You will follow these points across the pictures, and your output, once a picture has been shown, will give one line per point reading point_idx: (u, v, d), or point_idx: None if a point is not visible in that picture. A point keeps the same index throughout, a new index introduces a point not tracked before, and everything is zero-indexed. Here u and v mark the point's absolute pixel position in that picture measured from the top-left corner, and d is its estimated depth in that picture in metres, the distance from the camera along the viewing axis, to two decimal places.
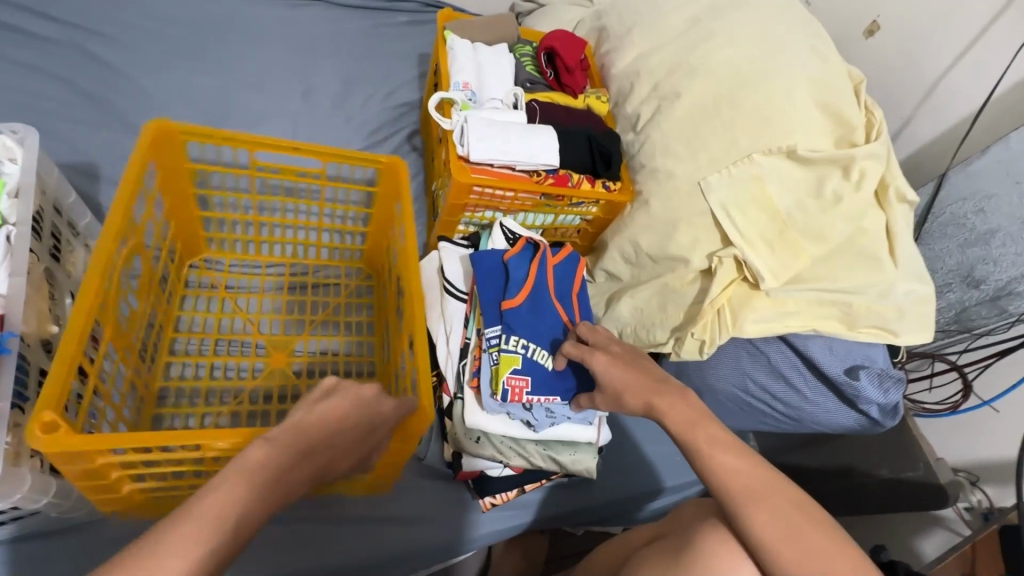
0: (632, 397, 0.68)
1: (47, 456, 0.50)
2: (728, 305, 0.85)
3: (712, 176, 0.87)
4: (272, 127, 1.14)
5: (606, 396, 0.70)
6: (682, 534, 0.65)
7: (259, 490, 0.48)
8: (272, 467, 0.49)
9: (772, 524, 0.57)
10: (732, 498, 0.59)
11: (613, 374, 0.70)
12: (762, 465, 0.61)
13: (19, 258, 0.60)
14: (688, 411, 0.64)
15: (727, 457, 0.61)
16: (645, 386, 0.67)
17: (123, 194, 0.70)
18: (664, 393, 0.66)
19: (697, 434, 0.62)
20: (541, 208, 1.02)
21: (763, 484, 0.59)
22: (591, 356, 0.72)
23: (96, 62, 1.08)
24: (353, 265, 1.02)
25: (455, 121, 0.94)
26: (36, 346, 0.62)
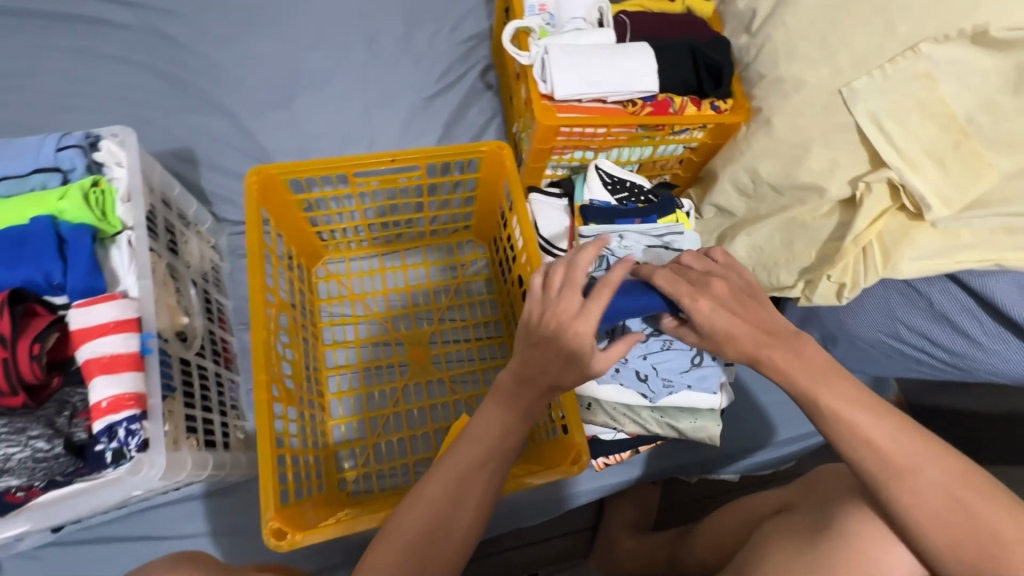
0: (736, 349, 0.55)
1: (266, 524, 0.58)
2: (878, 242, 0.72)
3: (859, 80, 0.70)
4: (343, 86, 1.10)
5: (701, 340, 0.57)
6: (819, 514, 0.60)
7: (515, 420, 0.58)
8: (516, 405, 0.58)
9: (920, 504, 0.49)
10: (870, 474, 0.51)
11: (716, 329, 0.55)
12: (905, 429, 0.51)
13: (142, 261, 0.63)
14: (809, 367, 0.53)
15: (864, 423, 0.51)
16: (754, 338, 0.54)
17: (257, 248, 0.70)
18: (778, 344, 0.53)
19: (823, 399, 0.52)
20: (637, 141, 0.90)
21: (913, 455, 0.50)
22: (691, 302, 0.55)
23: (171, 43, 1.08)
24: (464, 240, 0.99)
25: (533, 53, 0.83)
26: (172, 338, 0.66)
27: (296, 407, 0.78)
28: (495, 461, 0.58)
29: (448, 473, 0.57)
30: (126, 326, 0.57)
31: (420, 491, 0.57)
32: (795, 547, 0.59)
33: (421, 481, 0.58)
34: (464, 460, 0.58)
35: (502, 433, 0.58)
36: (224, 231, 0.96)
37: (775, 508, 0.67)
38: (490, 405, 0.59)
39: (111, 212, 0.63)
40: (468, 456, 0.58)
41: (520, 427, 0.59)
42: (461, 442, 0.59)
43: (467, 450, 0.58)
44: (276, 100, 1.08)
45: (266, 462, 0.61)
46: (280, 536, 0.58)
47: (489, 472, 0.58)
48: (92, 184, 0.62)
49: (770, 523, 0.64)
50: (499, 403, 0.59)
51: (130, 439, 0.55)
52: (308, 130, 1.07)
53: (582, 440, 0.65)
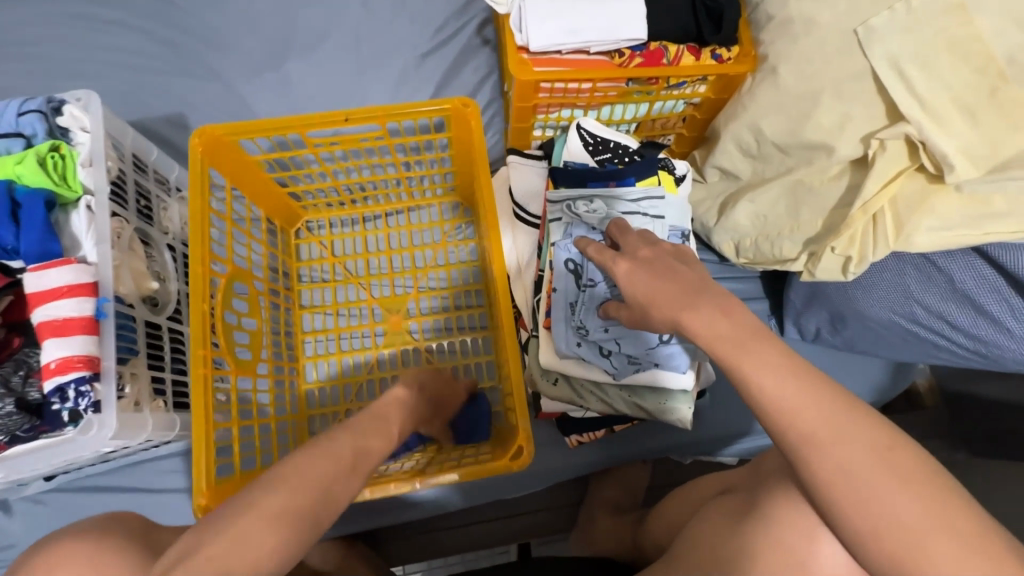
0: (659, 311, 0.52)
1: (196, 502, 0.60)
2: (890, 209, 0.62)
3: (877, 17, 0.60)
4: (334, 46, 1.07)
5: (631, 310, 0.56)
6: (753, 494, 0.58)
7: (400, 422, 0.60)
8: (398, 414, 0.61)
9: (840, 483, 0.41)
10: (788, 443, 0.43)
11: (637, 285, 0.54)
12: (833, 399, 0.43)
13: (102, 226, 0.64)
14: (732, 326, 0.47)
15: (788, 388, 0.44)
16: (676, 297, 0.51)
17: (199, 216, 0.69)
18: (698, 306, 0.49)
19: (744, 366, 0.46)
20: (629, 97, 0.82)
21: (836, 425, 0.42)
22: (612, 263, 0.58)
23: (165, 4, 1.07)
24: (448, 201, 0.96)
25: (511, 0, 0.75)
26: (139, 303, 0.68)
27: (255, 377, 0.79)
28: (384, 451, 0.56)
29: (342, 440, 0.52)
30: (80, 291, 0.59)
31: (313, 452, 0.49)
32: (722, 529, 0.58)
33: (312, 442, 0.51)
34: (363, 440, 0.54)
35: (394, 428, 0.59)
36: None
37: (719, 490, 0.65)
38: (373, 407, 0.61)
39: (73, 178, 0.64)
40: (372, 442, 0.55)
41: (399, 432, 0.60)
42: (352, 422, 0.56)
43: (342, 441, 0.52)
44: (267, 62, 1.06)
45: (200, 432, 0.63)
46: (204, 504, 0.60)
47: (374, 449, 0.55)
48: (50, 150, 0.63)
49: (713, 506, 0.63)
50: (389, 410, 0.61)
51: (81, 401, 0.57)
52: (297, 92, 1.05)
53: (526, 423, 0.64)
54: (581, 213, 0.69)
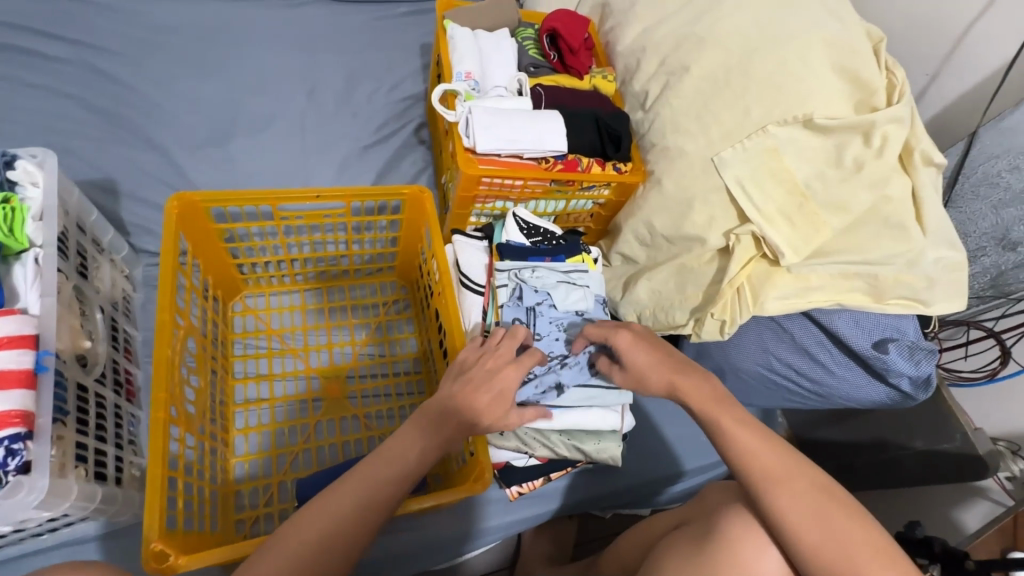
0: (657, 376, 0.67)
1: (147, 547, 0.55)
2: (748, 283, 0.84)
3: (726, 151, 0.85)
4: (279, 131, 1.15)
5: (628, 374, 0.70)
6: (708, 522, 0.66)
7: (434, 447, 0.61)
8: (437, 434, 0.61)
9: (795, 507, 0.58)
10: (755, 479, 0.60)
11: (638, 353, 0.69)
12: (784, 448, 0.62)
13: (49, 278, 0.62)
14: (711, 389, 0.66)
15: (749, 437, 0.62)
16: (667, 364, 0.67)
17: (169, 271, 0.70)
18: (690, 375, 0.66)
19: (722, 421, 0.64)
20: (551, 195, 1.00)
21: (785, 467, 0.60)
22: (614, 334, 0.72)
23: (105, 78, 1.09)
24: (387, 280, 1.03)
25: (459, 112, 0.93)
26: (72, 361, 0.64)
27: (194, 433, 0.75)
28: (401, 487, 0.59)
29: (352, 484, 0.58)
30: (21, 343, 0.56)
31: (320, 504, 0.56)
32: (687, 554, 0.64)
33: (330, 487, 0.58)
34: (371, 479, 0.58)
35: (418, 461, 0.60)
36: (140, 261, 0.94)
37: (673, 525, 0.71)
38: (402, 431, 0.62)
39: (20, 229, 0.62)
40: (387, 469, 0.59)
41: (437, 454, 0.61)
42: (372, 466, 0.59)
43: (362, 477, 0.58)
44: (209, 139, 1.10)
45: (155, 483, 0.59)
46: (161, 560, 0.55)
47: (377, 497, 0.58)
48: (2, 201, 0.62)
49: (669, 538, 0.68)
50: (415, 430, 0.61)
51: (10, 461, 0.53)
52: (239, 168, 1.10)
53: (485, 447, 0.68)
54: (527, 278, 0.85)
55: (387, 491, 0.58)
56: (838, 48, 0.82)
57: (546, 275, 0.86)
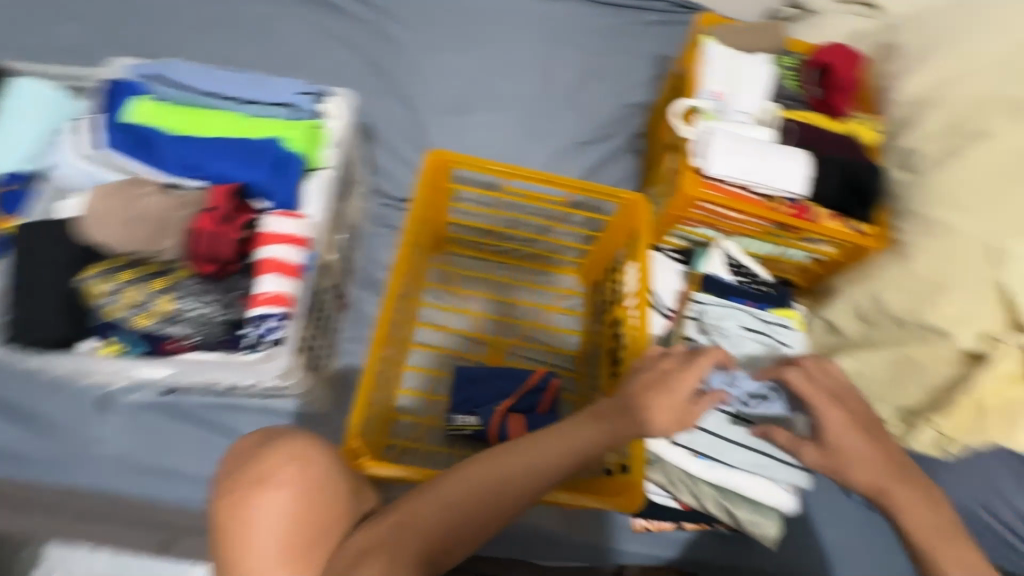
0: (863, 474, 0.59)
1: (346, 443, 0.63)
2: (994, 404, 0.73)
3: (1018, 246, 0.73)
4: (508, 112, 1.24)
5: (824, 457, 0.61)
6: None
7: (602, 442, 0.60)
8: (608, 429, 0.60)
9: None
10: None
11: (844, 439, 0.60)
12: None
13: (327, 196, 0.74)
14: (933, 514, 0.57)
15: None
16: (881, 467, 0.59)
17: (413, 214, 0.80)
18: (903, 484, 0.59)
19: (942, 551, 0.56)
20: (766, 237, 0.93)
21: None
22: (824, 409, 0.62)
23: (384, 39, 1.27)
24: (568, 274, 1.06)
25: (697, 131, 0.89)
26: (321, 267, 0.76)
27: (387, 358, 0.84)
28: (566, 469, 0.59)
29: (528, 447, 0.59)
30: (300, 243, 0.68)
31: (497, 453, 0.59)
32: None
33: (505, 447, 0.60)
34: (543, 451, 0.59)
35: (586, 450, 0.60)
36: (373, 199, 1.08)
37: None
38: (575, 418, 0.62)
39: (319, 151, 0.75)
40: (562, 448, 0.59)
41: (603, 450, 0.60)
42: (548, 436, 0.60)
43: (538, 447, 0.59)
44: (450, 107, 1.22)
45: (363, 389, 0.68)
46: (355, 457, 0.63)
47: (545, 469, 0.58)
48: (313, 127, 0.75)
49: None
50: (591, 420, 0.61)
51: (269, 332, 0.65)
52: (467, 138, 1.20)
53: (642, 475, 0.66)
54: (707, 318, 0.80)
55: (557, 462, 0.59)
56: None
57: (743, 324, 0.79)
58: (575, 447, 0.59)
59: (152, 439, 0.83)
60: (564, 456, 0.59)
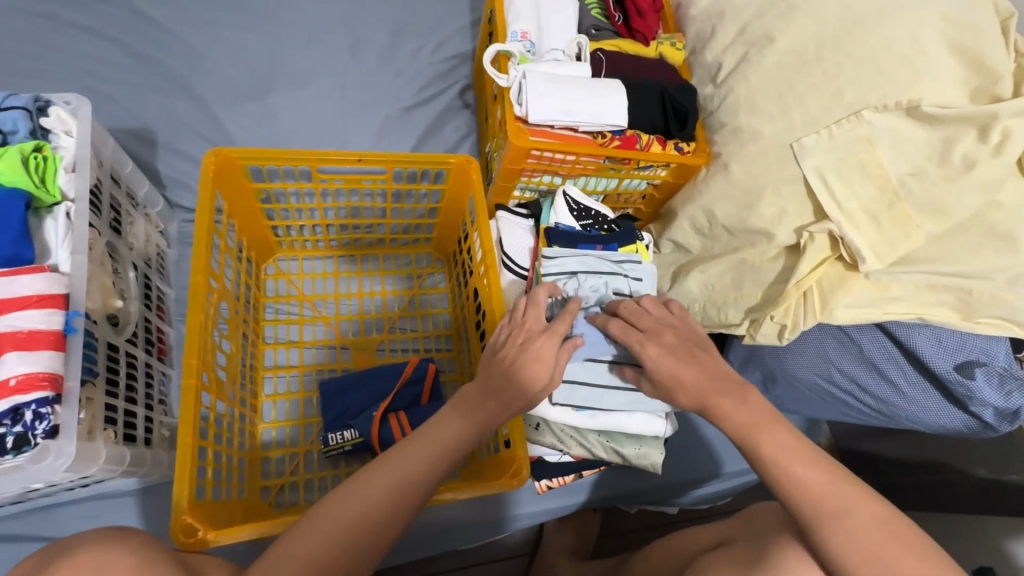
0: (687, 393, 0.61)
1: (177, 520, 0.54)
2: (817, 287, 0.76)
3: (809, 137, 0.76)
4: (319, 86, 1.09)
5: (656, 387, 0.64)
6: (755, 543, 0.61)
7: (472, 428, 0.57)
8: (475, 412, 0.57)
9: (854, 549, 0.51)
10: (803, 512, 0.53)
11: (662, 368, 0.62)
12: (843, 479, 0.54)
13: (80, 235, 0.59)
14: (751, 412, 0.58)
15: (802, 467, 0.55)
16: (699, 384, 0.61)
17: (204, 231, 0.67)
18: (720, 391, 0.60)
19: (761, 441, 0.57)
20: (603, 172, 0.93)
21: (843, 500, 0.53)
22: (640, 346, 0.64)
23: (143, 20, 1.04)
24: (422, 251, 0.99)
25: (512, 77, 0.85)
26: (103, 321, 0.62)
27: (225, 400, 0.73)
28: (441, 468, 0.55)
29: (389, 467, 0.54)
30: (50, 303, 0.54)
31: (357, 484, 0.53)
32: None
33: (366, 469, 0.55)
34: (411, 460, 0.54)
35: (457, 443, 0.56)
36: (175, 217, 0.92)
37: (712, 543, 0.66)
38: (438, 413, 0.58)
39: (52, 180, 0.59)
40: (427, 453, 0.55)
41: (476, 436, 0.57)
42: (411, 444, 0.56)
43: (402, 461, 0.54)
44: (247, 91, 1.05)
45: (184, 453, 0.57)
46: (189, 534, 0.55)
47: (418, 476, 0.54)
48: (34, 150, 0.59)
49: (706, 555, 0.64)
50: (455, 411, 0.57)
51: (38, 424, 0.51)
52: (277, 124, 1.05)
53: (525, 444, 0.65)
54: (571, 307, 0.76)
55: (427, 470, 0.55)
56: (959, 23, 0.71)
57: (598, 284, 0.78)
58: (444, 446, 0.56)
59: None
60: (433, 461, 0.55)
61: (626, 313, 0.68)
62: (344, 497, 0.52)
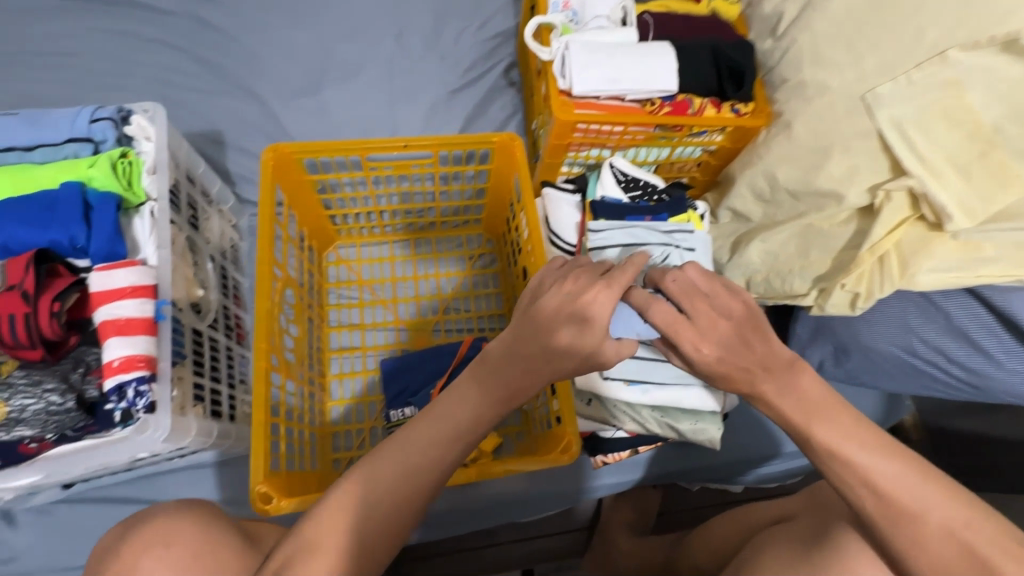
0: (732, 388, 0.54)
1: (254, 489, 0.59)
2: (895, 251, 0.70)
3: (884, 85, 0.69)
4: (369, 77, 1.13)
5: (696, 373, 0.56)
6: (819, 523, 0.58)
7: (494, 393, 0.56)
8: (497, 376, 0.56)
9: (922, 548, 0.48)
10: (869, 512, 0.50)
11: (715, 367, 0.53)
12: (917, 473, 0.49)
13: (163, 231, 0.65)
14: (807, 404, 0.52)
15: (866, 464, 0.50)
16: (749, 376, 0.53)
17: (267, 221, 0.71)
18: (774, 379, 0.53)
19: (822, 435, 0.52)
20: (654, 141, 0.89)
21: (914, 500, 0.48)
22: (688, 345, 0.53)
23: (207, 28, 1.12)
24: (473, 233, 1.01)
25: (555, 49, 0.83)
26: (187, 308, 0.69)
27: (295, 379, 0.79)
28: (466, 433, 0.56)
29: (414, 437, 0.55)
30: (143, 293, 0.60)
31: (386, 452, 0.54)
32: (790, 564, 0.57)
33: (393, 437, 0.56)
34: (435, 426, 0.55)
35: (479, 409, 0.56)
36: (245, 212, 0.98)
37: (773, 519, 0.65)
38: (474, 374, 0.57)
39: (137, 182, 0.65)
40: (450, 419, 0.56)
41: (498, 402, 0.57)
42: (433, 410, 0.56)
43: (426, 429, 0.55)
44: (303, 88, 1.10)
45: (258, 428, 0.62)
46: (265, 501, 0.59)
47: (458, 438, 0.56)
48: (120, 156, 0.65)
49: (765, 532, 0.62)
50: (474, 378, 0.57)
51: (139, 400, 0.57)
52: (331, 117, 1.09)
53: (574, 416, 0.66)
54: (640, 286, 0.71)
55: (450, 437, 0.55)
56: None
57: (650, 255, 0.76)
58: (467, 413, 0.56)
59: (72, 537, 0.76)
60: (455, 427, 0.56)
61: (671, 287, 0.55)
62: (375, 465, 0.54)
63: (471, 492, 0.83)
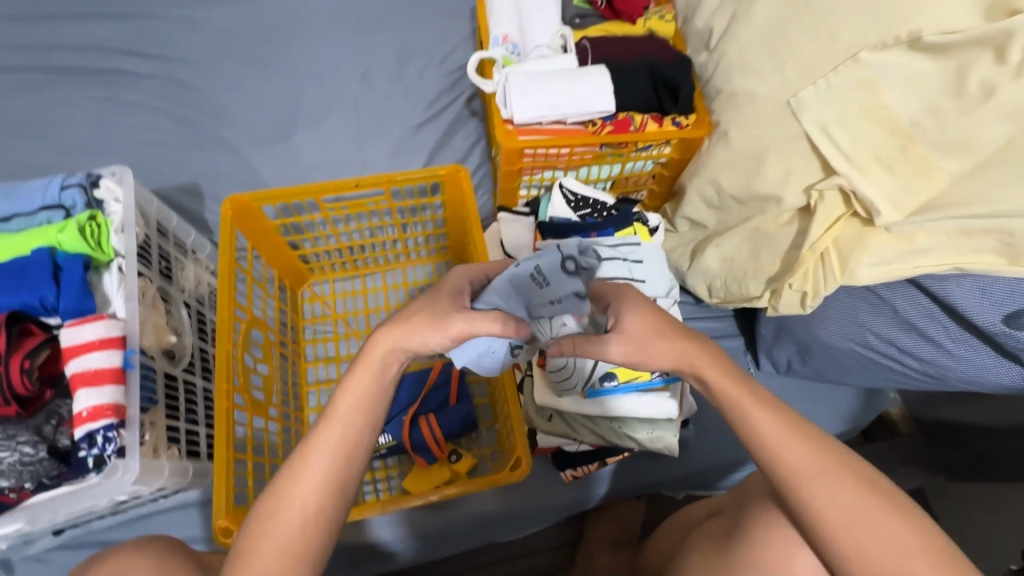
0: (666, 352, 0.57)
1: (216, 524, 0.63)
2: (835, 249, 0.71)
3: (806, 90, 0.71)
4: (337, 119, 1.18)
5: (631, 348, 0.57)
6: (741, 514, 0.63)
7: (372, 383, 0.59)
8: (378, 365, 0.59)
9: (829, 508, 0.52)
10: (785, 474, 0.53)
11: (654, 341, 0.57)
12: (820, 439, 0.55)
13: (130, 285, 0.70)
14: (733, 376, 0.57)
15: (776, 427, 0.54)
16: (687, 347, 0.58)
17: (226, 268, 0.76)
18: (709, 354, 0.58)
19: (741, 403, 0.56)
20: (603, 159, 0.92)
21: (819, 461, 0.53)
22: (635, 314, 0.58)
23: (183, 88, 1.19)
24: (443, 260, 1.04)
25: (497, 81, 0.87)
26: (159, 355, 0.73)
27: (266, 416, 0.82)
28: (368, 426, 0.58)
29: (332, 433, 0.57)
30: (110, 344, 0.64)
31: (307, 456, 0.56)
32: (714, 549, 0.62)
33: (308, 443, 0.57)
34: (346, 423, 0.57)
35: (363, 402, 0.58)
36: None
37: (708, 513, 0.70)
38: (348, 379, 0.59)
39: (106, 242, 0.70)
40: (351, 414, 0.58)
41: (371, 395, 0.59)
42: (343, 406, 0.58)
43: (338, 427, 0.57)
44: (275, 135, 1.16)
45: (222, 465, 0.66)
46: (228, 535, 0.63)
47: (354, 449, 0.57)
48: (88, 219, 0.69)
49: (699, 529, 0.67)
50: (359, 379, 0.59)
51: (108, 446, 0.61)
52: (303, 160, 1.15)
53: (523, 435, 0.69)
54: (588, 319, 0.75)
55: (361, 431, 0.58)
56: None
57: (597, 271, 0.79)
58: (348, 411, 0.58)
59: None
60: (357, 420, 0.58)
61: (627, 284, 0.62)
62: (299, 471, 0.55)
63: (446, 515, 0.84)
